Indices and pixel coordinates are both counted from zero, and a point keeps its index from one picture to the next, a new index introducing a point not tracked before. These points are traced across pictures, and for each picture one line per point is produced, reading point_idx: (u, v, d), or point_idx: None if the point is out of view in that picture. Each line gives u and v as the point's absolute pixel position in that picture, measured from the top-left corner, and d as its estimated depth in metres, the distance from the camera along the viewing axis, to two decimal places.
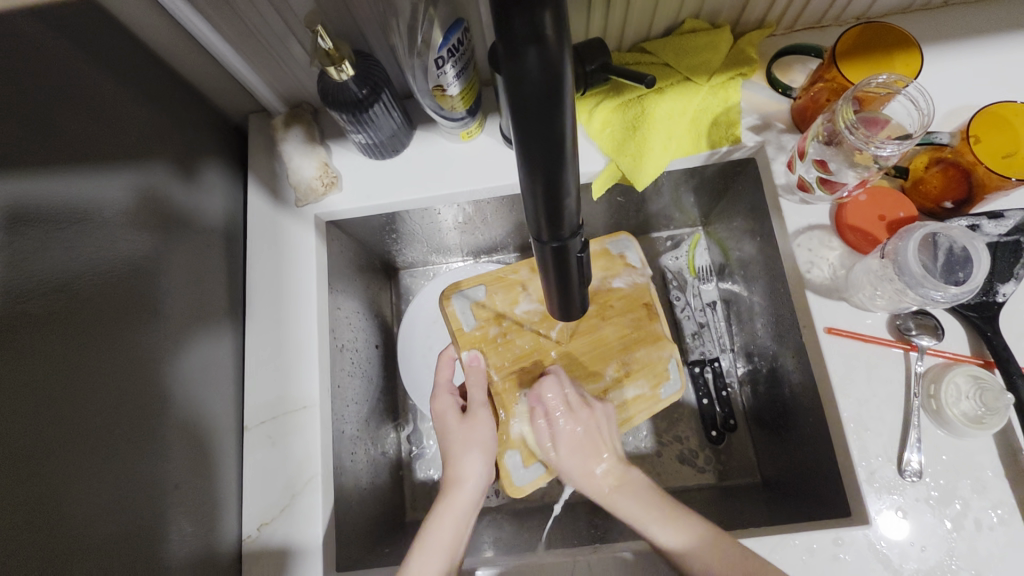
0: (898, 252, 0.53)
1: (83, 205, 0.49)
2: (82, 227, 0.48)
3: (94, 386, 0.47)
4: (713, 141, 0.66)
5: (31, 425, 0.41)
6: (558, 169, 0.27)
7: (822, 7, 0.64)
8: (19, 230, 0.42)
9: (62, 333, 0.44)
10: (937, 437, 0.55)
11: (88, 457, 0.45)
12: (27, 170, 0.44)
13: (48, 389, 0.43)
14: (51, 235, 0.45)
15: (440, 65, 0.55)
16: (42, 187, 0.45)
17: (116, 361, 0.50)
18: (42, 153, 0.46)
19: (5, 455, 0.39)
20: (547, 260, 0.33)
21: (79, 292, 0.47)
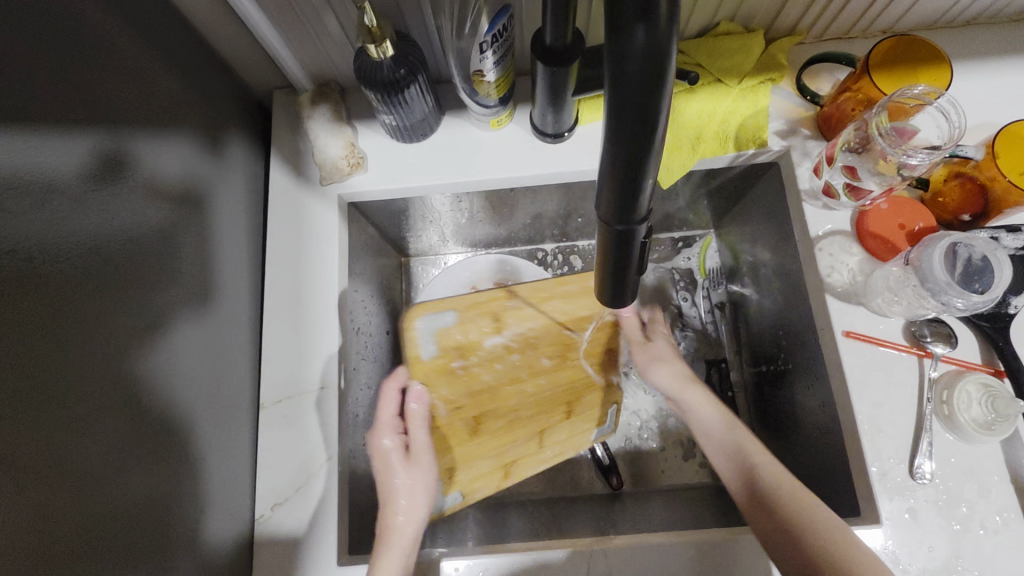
0: (921, 259, 0.54)
1: (114, 170, 0.48)
2: (112, 192, 0.47)
3: (119, 354, 0.46)
4: (740, 143, 0.67)
5: (59, 390, 0.40)
6: (643, 152, 0.27)
7: (853, 18, 0.65)
8: (51, 189, 0.41)
9: (90, 296, 0.44)
10: (947, 442, 0.57)
11: (108, 425, 0.44)
12: (62, 129, 0.43)
13: (77, 353, 0.42)
14: (83, 197, 0.44)
15: (483, 50, 0.55)
16: (75, 147, 0.44)
17: (139, 329, 0.49)
18: (76, 113, 0.45)
19: (32, 420, 0.38)
20: (610, 245, 0.34)
21: (107, 258, 0.46)
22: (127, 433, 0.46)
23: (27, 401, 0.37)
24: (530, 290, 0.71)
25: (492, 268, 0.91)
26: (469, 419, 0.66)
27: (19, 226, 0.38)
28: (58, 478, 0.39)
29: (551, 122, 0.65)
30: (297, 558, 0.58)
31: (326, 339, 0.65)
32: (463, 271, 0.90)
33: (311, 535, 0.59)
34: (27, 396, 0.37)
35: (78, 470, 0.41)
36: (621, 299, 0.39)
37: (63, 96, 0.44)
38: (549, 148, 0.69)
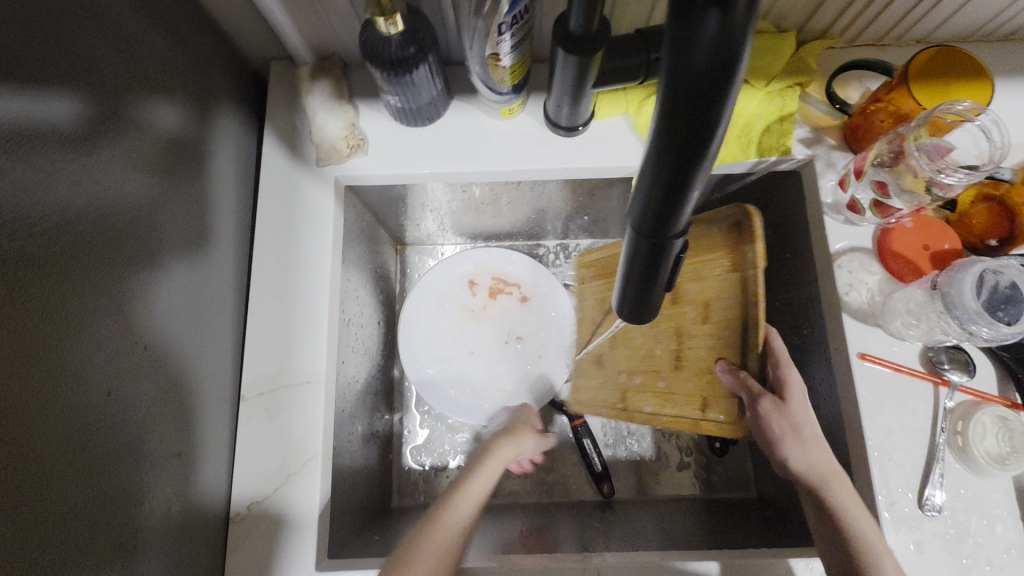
0: (951, 284, 0.51)
1: (90, 137, 0.44)
2: (85, 161, 0.43)
3: (86, 339, 0.42)
4: (763, 149, 0.63)
5: (21, 378, 0.36)
6: (697, 158, 0.24)
7: (889, 24, 0.62)
8: (16, 153, 0.37)
9: (54, 276, 0.39)
10: (958, 473, 0.55)
11: (75, 414, 0.40)
12: (30, 86, 0.38)
13: (41, 335, 0.38)
14: (54, 165, 0.40)
15: (501, 32, 0.51)
16: (46, 107, 0.40)
17: (111, 314, 0.44)
18: (50, 70, 0.40)
19: None
20: (639, 258, 0.30)
21: (76, 233, 0.42)
22: (95, 424, 0.42)
23: None
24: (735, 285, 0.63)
25: (490, 261, 0.87)
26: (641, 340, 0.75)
27: None
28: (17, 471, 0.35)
29: (566, 114, 0.61)
30: (272, 562, 0.55)
31: (314, 330, 0.61)
32: (460, 261, 0.86)
33: (290, 537, 0.55)
34: None
35: (39, 463, 0.37)
36: (640, 317, 0.36)
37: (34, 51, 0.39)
38: (561, 141, 0.66)
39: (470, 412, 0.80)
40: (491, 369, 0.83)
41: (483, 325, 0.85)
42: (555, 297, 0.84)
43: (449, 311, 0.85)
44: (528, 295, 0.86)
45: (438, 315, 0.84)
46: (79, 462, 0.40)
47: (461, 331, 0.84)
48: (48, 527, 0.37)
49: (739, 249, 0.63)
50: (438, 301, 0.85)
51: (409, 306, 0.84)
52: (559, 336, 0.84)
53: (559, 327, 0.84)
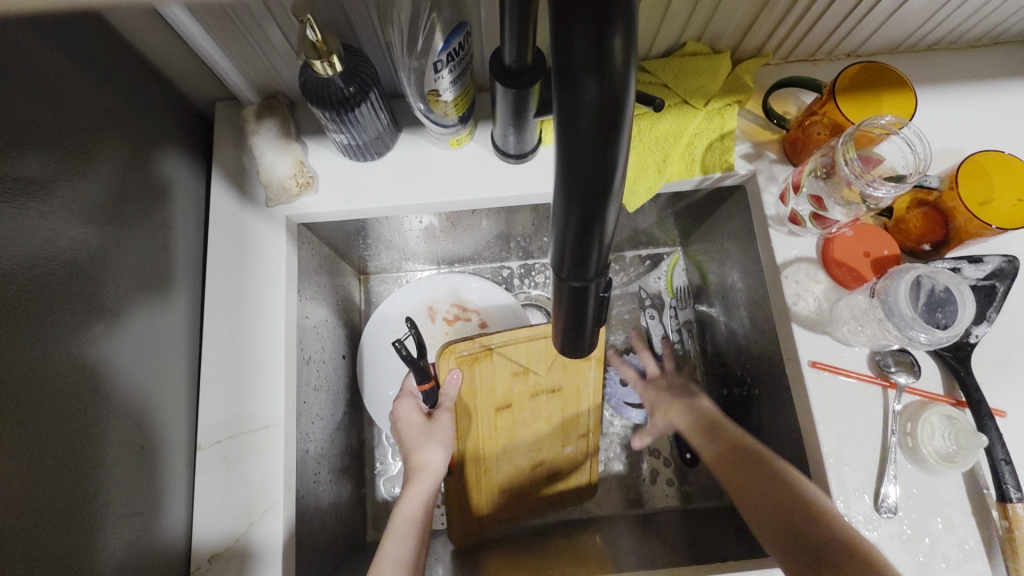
0: (888, 292, 0.53)
1: (20, 193, 0.43)
2: (16, 218, 0.42)
3: (26, 401, 0.41)
4: (706, 166, 0.65)
5: None
6: (600, 207, 0.25)
7: (818, 41, 0.64)
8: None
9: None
10: (910, 473, 0.56)
11: (20, 478, 0.39)
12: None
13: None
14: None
15: (438, 70, 0.51)
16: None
17: (54, 372, 0.43)
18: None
19: None
20: (565, 299, 0.31)
21: (10, 293, 0.41)
22: (41, 486, 0.41)
23: None
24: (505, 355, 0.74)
25: (452, 288, 0.88)
26: (493, 413, 0.75)
27: None
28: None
29: (513, 143, 0.62)
30: None
31: (271, 372, 0.60)
32: (419, 290, 0.87)
33: None
34: None
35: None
36: (580, 350, 0.37)
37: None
38: (511, 168, 0.66)
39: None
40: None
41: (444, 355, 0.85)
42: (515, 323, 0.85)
43: (410, 342, 0.85)
44: (489, 322, 0.86)
45: (401, 347, 0.85)
46: (26, 527, 0.39)
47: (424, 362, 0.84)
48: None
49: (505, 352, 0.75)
50: (399, 332, 0.85)
51: (371, 339, 0.84)
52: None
53: None
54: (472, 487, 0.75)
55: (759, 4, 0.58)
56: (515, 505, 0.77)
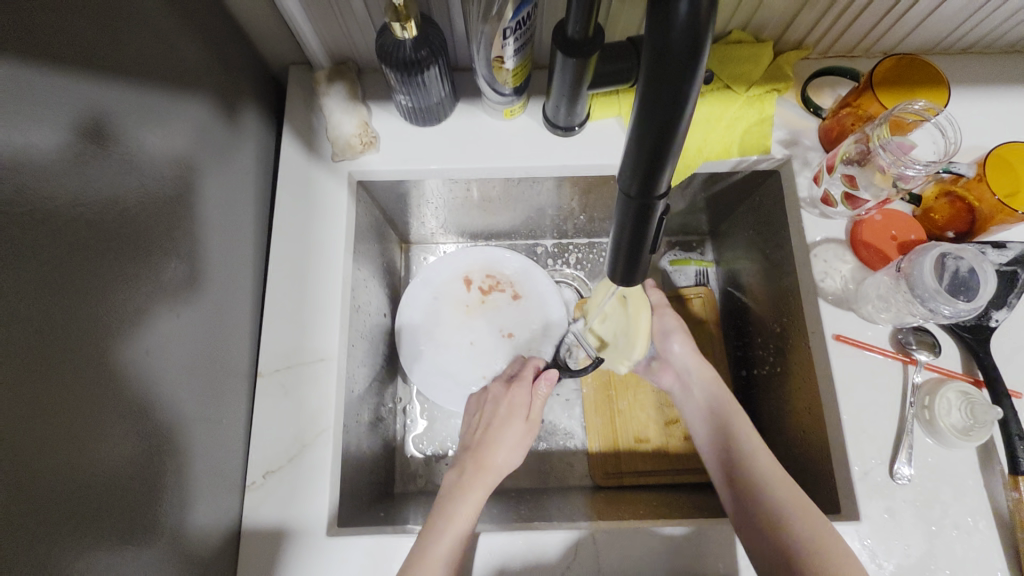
0: (913, 267, 0.56)
1: (88, 154, 0.43)
2: (85, 178, 0.42)
3: (79, 364, 0.40)
4: (745, 149, 0.69)
5: (77, 335, 0.40)
6: (672, 126, 0.29)
7: (857, 37, 0.68)
8: (9, 187, 0.35)
9: (80, 257, 0.41)
10: (926, 445, 0.59)
11: (91, 417, 0.41)
12: (16, 111, 0.37)
13: (33, 370, 0.36)
14: (51, 192, 0.39)
15: (506, 36, 0.56)
16: (38, 135, 0.38)
17: (111, 319, 0.44)
18: (38, 92, 0.39)
19: (53, 359, 0.38)
20: (629, 217, 0.35)
21: (85, 240, 0.42)
22: (102, 438, 0.42)
23: (47, 339, 0.38)
24: None
25: (489, 260, 0.92)
26: None
27: (53, 168, 0.39)
28: (30, 501, 0.35)
29: (564, 114, 0.67)
30: (286, 530, 0.59)
31: (328, 311, 0.65)
32: (459, 259, 0.92)
33: (303, 502, 0.59)
34: (46, 335, 0.38)
35: (45, 492, 0.37)
36: (632, 276, 0.41)
37: (18, 74, 0.37)
38: (559, 141, 0.71)
39: (463, 401, 0.84)
40: (487, 362, 0.87)
41: (477, 320, 0.89)
42: (546, 292, 0.90)
43: (446, 306, 0.89)
44: (520, 292, 0.91)
45: (438, 310, 0.89)
46: (90, 473, 0.41)
47: (458, 326, 0.88)
48: (60, 548, 0.38)
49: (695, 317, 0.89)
50: (437, 296, 0.90)
51: (411, 300, 0.89)
52: (551, 327, 0.88)
53: (551, 321, 0.89)
54: (626, 436, 0.85)
55: None
56: (666, 462, 0.83)
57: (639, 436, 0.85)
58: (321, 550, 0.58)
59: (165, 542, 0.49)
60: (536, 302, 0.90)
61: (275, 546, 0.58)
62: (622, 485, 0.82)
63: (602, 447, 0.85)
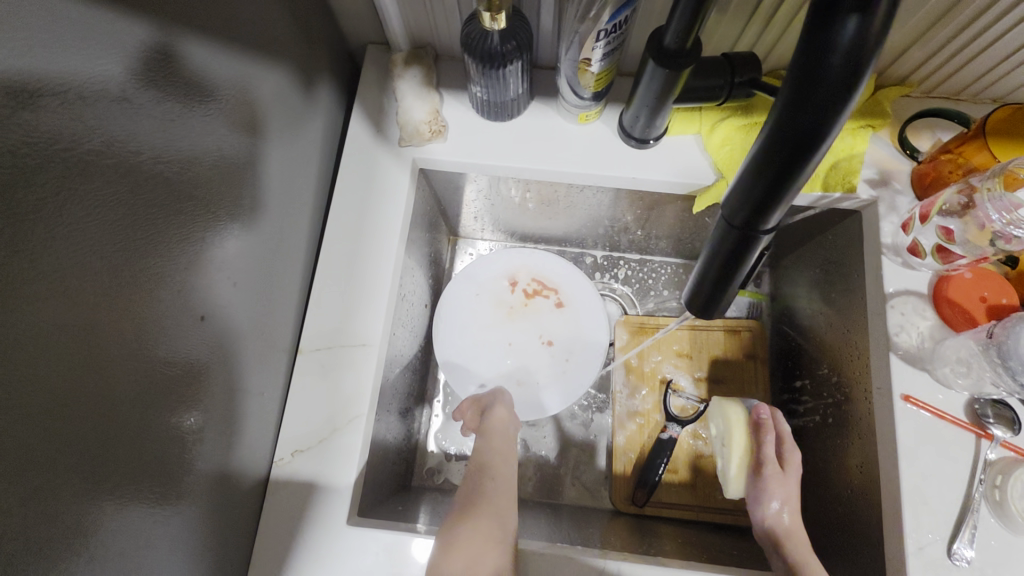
0: (1007, 335, 0.52)
1: (174, 113, 0.42)
2: (169, 136, 0.42)
3: (141, 324, 0.40)
4: (828, 184, 0.64)
5: (143, 293, 0.40)
6: (802, 161, 0.26)
7: (968, 81, 0.63)
8: (98, 137, 0.35)
9: (157, 215, 0.41)
10: (993, 529, 0.54)
11: (144, 378, 0.41)
12: (116, 59, 0.36)
13: (100, 323, 0.36)
14: (139, 146, 0.38)
15: (599, 39, 0.54)
16: (132, 88, 0.38)
17: (175, 280, 0.43)
18: (141, 46, 0.38)
19: (119, 316, 0.38)
20: (725, 248, 0.33)
21: (163, 197, 0.41)
22: (153, 401, 0.42)
23: (117, 294, 0.37)
24: (696, 341, 0.87)
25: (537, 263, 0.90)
26: (669, 381, 0.85)
27: (143, 121, 0.39)
28: (77, 458, 0.35)
29: (642, 126, 0.64)
30: (307, 512, 0.58)
31: (375, 296, 0.64)
32: (510, 257, 0.90)
33: (328, 487, 0.58)
34: (117, 290, 0.37)
35: (92, 447, 0.36)
36: (712, 307, 0.38)
37: (116, 24, 0.36)
38: (631, 152, 0.68)
39: None
40: (522, 366, 0.84)
41: (518, 322, 0.87)
42: (589, 303, 0.87)
43: (488, 304, 0.87)
44: (564, 300, 0.88)
45: (480, 306, 0.87)
46: (137, 433, 0.40)
47: (498, 325, 0.86)
48: (101, 508, 0.37)
49: (742, 350, 0.85)
50: (481, 292, 0.88)
51: (454, 293, 0.87)
52: (591, 340, 0.86)
53: (591, 333, 0.86)
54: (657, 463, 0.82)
55: (921, 29, 0.57)
56: (693, 496, 0.80)
57: (669, 466, 0.81)
58: (341, 539, 0.57)
59: (196, 510, 0.49)
60: (578, 312, 0.87)
61: (296, 526, 0.57)
62: (642, 514, 0.79)
63: (626, 469, 0.81)
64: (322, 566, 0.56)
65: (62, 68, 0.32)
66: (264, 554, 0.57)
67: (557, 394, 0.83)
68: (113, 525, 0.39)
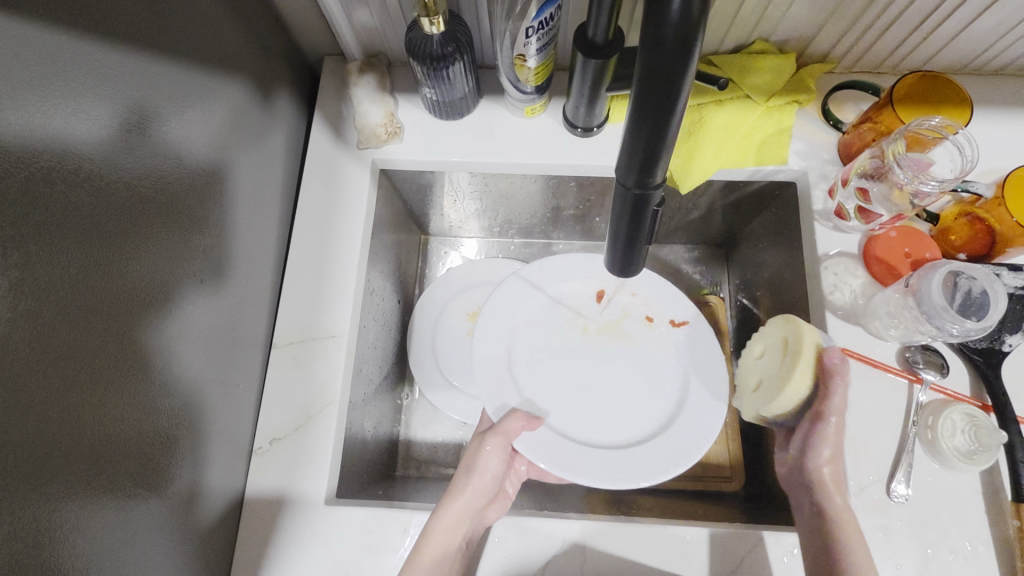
0: (920, 283, 0.56)
1: (132, 126, 0.46)
2: (129, 146, 0.46)
3: (112, 319, 0.43)
4: (761, 158, 0.69)
5: (111, 290, 0.43)
6: (664, 120, 0.30)
7: (883, 54, 0.68)
8: (57, 147, 0.39)
9: (121, 219, 0.45)
10: (927, 466, 0.58)
11: (118, 369, 0.44)
12: (74, 79, 0.40)
13: (70, 315, 0.40)
14: (97, 156, 0.42)
15: (529, 35, 0.58)
16: (91, 104, 0.42)
17: (141, 278, 0.47)
18: (96, 66, 0.42)
19: (87, 310, 0.41)
20: (625, 209, 0.37)
21: (126, 203, 0.45)
22: (126, 390, 0.45)
23: (86, 290, 0.41)
24: None
25: (486, 273, 0.93)
26: None
27: (102, 134, 0.43)
28: (53, 442, 0.38)
29: (583, 115, 0.68)
30: (286, 495, 0.61)
31: (342, 290, 0.68)
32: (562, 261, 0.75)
33: (307, 472, 0.62)
34: (85, 286, 0.41)
35: (69, 431, 0.40)
36: (629, 266, 0.42)
37: (73, 47, 0.40)
38: (577, 141, 0.73)
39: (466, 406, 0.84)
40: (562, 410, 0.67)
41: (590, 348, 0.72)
42: (708, 335, 0.70)
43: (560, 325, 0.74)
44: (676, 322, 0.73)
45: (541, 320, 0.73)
46: (112, 420, 0.44)
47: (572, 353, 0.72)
48: (80, 489, 0.41)
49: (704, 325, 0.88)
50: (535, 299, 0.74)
51: (504, 294, 0.73)
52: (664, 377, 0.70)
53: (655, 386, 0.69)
54: None
55: (830, 8, 0.62)
56: None
57: None
58: (320, 518, 0.60)
59: (174, 497, 0.52)
60: (690, 355, 0.70)
61: (278, 509, 0.61)
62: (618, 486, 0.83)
63: None
64: (304, 544, 0.59)
65: (23, 89, 0.36)
66: (248, 537, 0.60)
67: (631, 460, 0.63)
68: (94, 504, 0.42)
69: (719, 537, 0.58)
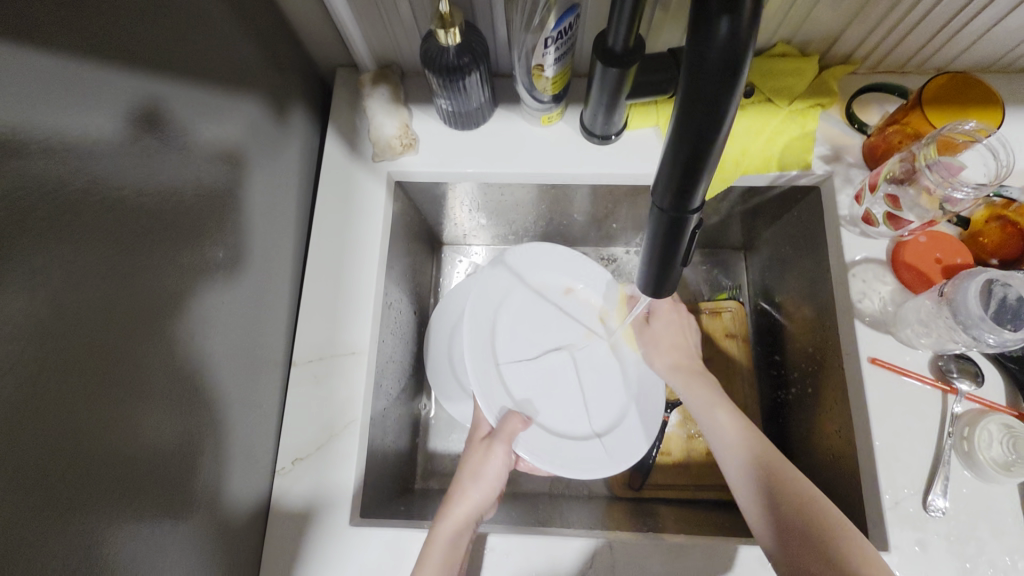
0: (956, 291, 0.55)
1: (152, 150, 0.46)
2: (150, 170, 0.45)
3: (136, 347, 0.43)
4: (785, 163, 0.68)
5: (134, 318, 0.43)
6: (707, 144, 0.29)
7: (908, 54, 0.66)
8: (80, 176, 0.38)
9: (143, 244, 0.44)
10: (963, 478, 0.57)
11: (142, 398, 0.44)
12: (94, 106, 0.40)
13: (99, 345, 0.39)
14: (120, 182, 0.42)
15: (547, 45, 0.57)
16: (111, 129, 0.41)
17: (163, 304, 0.46)
18: (116, 91, 0.42)
19: (112, 340, 0.40)
20: (660, 231, 0.36)
21: (148, 228, 0.45)
22: (150, 418, 0.45)
23: (110, 320, 0.40)
24: None
25: None
26: None
27: (124, 160, 0.42)
28: (80, 476, 0.38)
29: (601, 124, 0.67)
30: (310, 515, 0.61)
31: (360, 305, 0.67)
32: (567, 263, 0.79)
33: (330, 492, 0.61)
34: (109, 317, 0.40)
35: (95, 465, 0.39)
36: (661, 287, 0.41)
37: (93, 74, 0.40)
38: (595, 148, 0.71)
39: None
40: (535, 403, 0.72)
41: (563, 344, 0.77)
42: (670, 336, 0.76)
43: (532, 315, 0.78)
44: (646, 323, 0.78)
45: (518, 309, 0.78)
46: (137, 450, 0.43)
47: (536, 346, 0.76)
48: (107, 523, 0.40)
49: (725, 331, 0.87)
50: (515, 288, 0.78)
51: (492, 283, 0.77)
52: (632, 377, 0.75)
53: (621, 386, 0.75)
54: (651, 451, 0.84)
55: (855, 9, 0.60)
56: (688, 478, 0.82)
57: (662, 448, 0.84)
58: (345, 538, 0.60)
59: (199, 523, 0.51)
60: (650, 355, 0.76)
61: (302, 529, 0.60)
62: (641, 496, 0.82)
63: None
64: (330, 564, 0.59)
65: (45, 120, 0.35)
66: (273, 559, 0.59)
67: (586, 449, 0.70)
68: (121, 536, 0.42)
69: (750, 554, 0.57)
